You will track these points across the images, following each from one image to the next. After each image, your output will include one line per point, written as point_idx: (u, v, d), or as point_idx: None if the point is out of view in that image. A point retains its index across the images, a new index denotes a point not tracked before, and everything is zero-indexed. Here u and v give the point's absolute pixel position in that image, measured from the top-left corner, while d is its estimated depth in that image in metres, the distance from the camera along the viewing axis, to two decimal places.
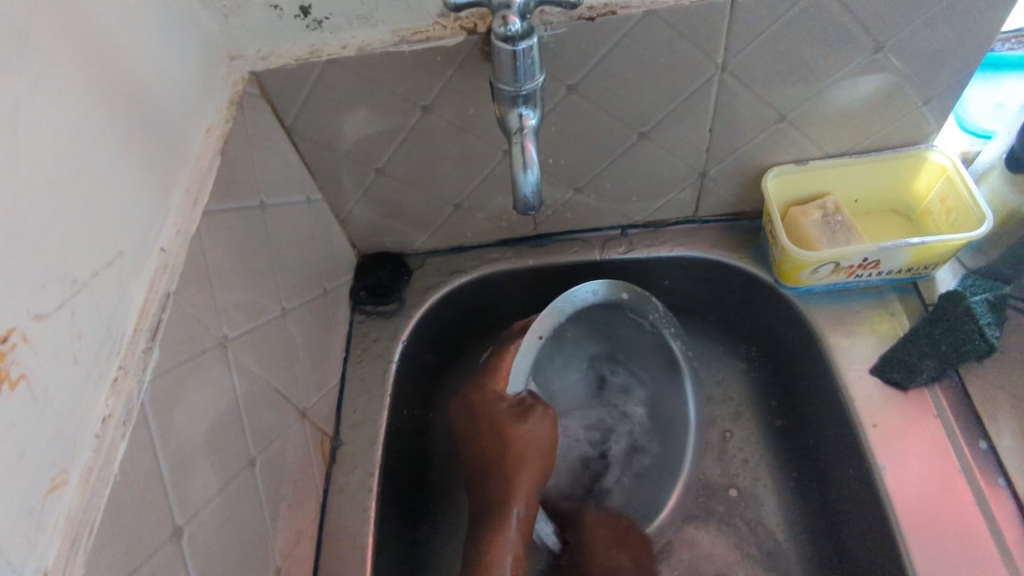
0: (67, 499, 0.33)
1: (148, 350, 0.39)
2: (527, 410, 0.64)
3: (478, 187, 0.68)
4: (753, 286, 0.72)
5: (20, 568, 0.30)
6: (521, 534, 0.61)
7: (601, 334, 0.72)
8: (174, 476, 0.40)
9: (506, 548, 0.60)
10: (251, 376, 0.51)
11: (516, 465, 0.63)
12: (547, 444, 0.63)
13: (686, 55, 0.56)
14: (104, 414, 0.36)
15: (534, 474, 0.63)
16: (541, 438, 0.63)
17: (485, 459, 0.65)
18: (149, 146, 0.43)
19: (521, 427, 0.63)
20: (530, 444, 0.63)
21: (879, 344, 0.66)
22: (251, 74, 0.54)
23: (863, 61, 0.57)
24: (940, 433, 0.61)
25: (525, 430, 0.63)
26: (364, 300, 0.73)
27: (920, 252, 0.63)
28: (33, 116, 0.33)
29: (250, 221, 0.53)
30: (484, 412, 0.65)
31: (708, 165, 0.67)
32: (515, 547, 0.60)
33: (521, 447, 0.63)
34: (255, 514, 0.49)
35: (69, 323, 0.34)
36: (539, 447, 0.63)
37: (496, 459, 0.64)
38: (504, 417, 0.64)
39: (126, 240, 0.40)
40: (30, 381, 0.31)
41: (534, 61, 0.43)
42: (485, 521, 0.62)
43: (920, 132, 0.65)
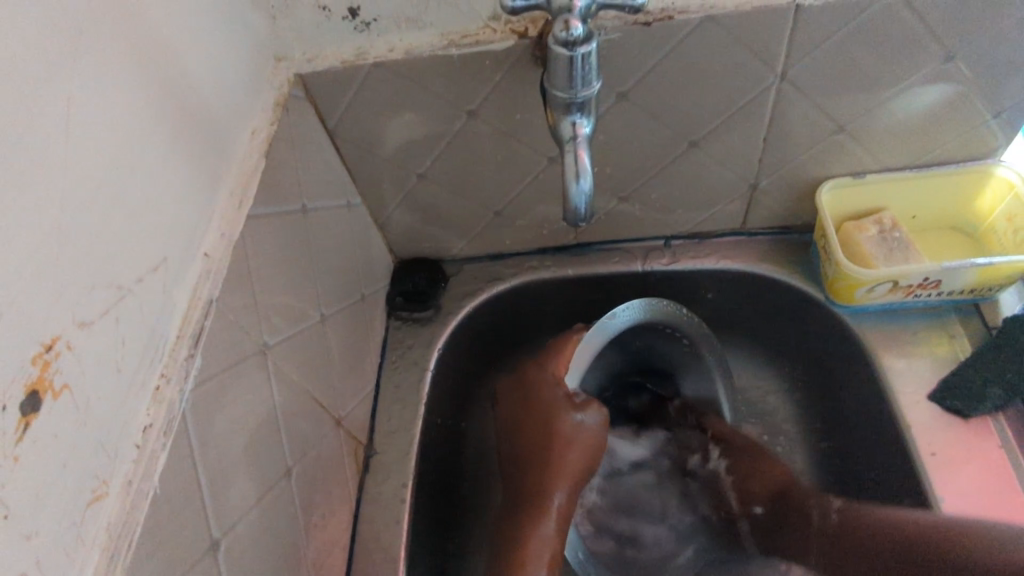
0: (106, 511, 0.32)
1: (189, 358, 0.38)
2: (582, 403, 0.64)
3: (520, 195, 0.66)
4: (802, 302, 0.69)
5: None
6: (560, 524, 0.60)
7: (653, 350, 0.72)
8: (212, 488, 0.39)
9: (546, 544, 0.59)
10: (290, 384, 0.50)
11: (561, 452, 0.63)
12: (595, 436, 0.64)
13: (743, 62, 0.53)
14: (144, 423, 0.35)
15: (574, 462, 0.63)
16: (591, 430, 0.63)
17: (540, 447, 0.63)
18: (196, 149, 0.42)
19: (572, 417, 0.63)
20: (579, 434, 0.63)
21: (938, 369, 0.62)
22: (297, 77, 0.53)
23: (932, 71, 0.55)
24: (1003, 463, 0.58)
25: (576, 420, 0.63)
26: (400, 306, 0.72)
27: (985, 273, 0.59)
28: (84, 114, 0.32)
29: (291, 224, 0.52)
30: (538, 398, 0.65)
31: (760, 177, 0.65)
32: (555, 541, 0.59)
33: (569, 437, 0.63)
34: (289, 525, 0.48)
35: (114, 329, 0.33)
36: (588, 434, 0.63)
37: (540, 441, 0.63)
38: (557, 406, 0.64)
39: (171, 244, 0.39)
40: (72, 391, 0.30)
41: (591, 67, 0.42)
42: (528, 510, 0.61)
43: (988, 146, 0.62)
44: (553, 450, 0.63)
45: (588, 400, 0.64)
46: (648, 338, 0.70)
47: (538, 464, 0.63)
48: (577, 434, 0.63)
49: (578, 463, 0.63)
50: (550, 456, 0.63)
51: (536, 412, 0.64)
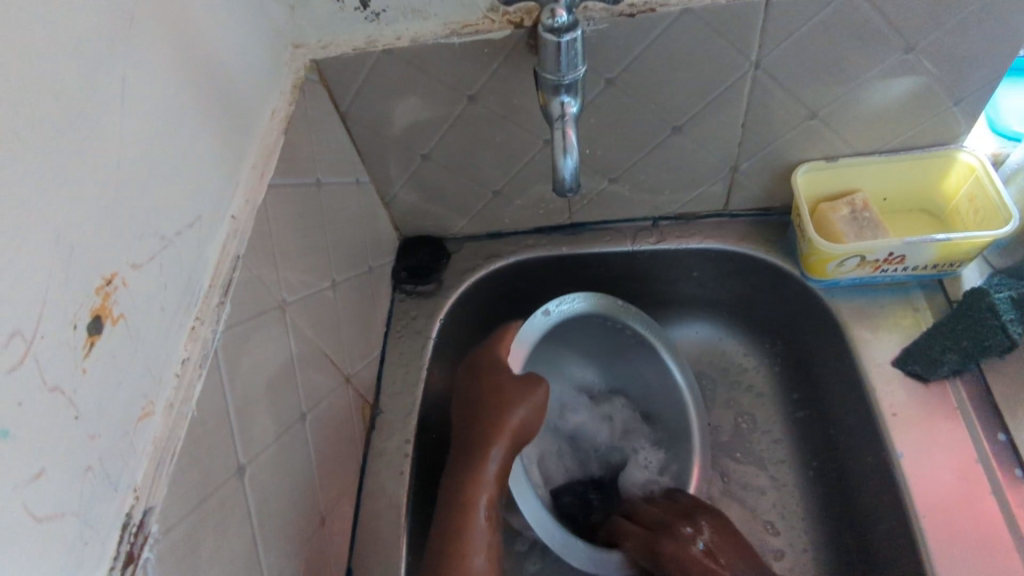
0: (153, 428, 0.37)
1: (220, 304, 0.43)
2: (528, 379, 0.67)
3: (516, 175, 0.71)
4: (780, 278, 0.74)
5: (115, 482, 0.34)
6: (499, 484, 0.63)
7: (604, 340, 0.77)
8: (240, 419, 0.44)
9: (481, 518, 0.61)
10: (305, 340, 0.55)
11: (497, 412, 0.64)
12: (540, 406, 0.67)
13: (720, 52, 0.58)
14: (183, 357, 0.40)
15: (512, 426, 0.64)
16: (536, 402, 0.66)
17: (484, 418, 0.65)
18: (224, 123, 0.47)
19: (518, 395, 0.65)
20: (517, 398, 0.65)
21: (903, 338, 0.67)
22: (313, 62, 0.58)
23: (893, 61, 0.59)
24: (959, 424, 0.63)
25: (518, 399, 0.65)
26: (405, 280, 0.77)
27: (945, 248, 0.64)
28: (134, 86, 0.37)
29: (306, 196, 0.58)
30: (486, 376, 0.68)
31: (740, 160, 0.70)
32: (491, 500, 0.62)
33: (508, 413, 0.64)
34: (304, 465, 0.53)
35: (159, 274, 0.38)
36: (527, 399, 0.65)
37: (481, 410, 0.65)
38: (504, 383, 0.67)
39: (204, 206, 0.44)
40: (126, 321, 0.35)
41: (576, 52, 0.47)
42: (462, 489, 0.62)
43: (951, 133, 0.66)
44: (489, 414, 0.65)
45: (531, 374, 0.68)
46: (595, 328, 0.76)
47: (478, 431, 0.65)
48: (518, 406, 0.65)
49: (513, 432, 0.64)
50: (490, 421, 0.65)
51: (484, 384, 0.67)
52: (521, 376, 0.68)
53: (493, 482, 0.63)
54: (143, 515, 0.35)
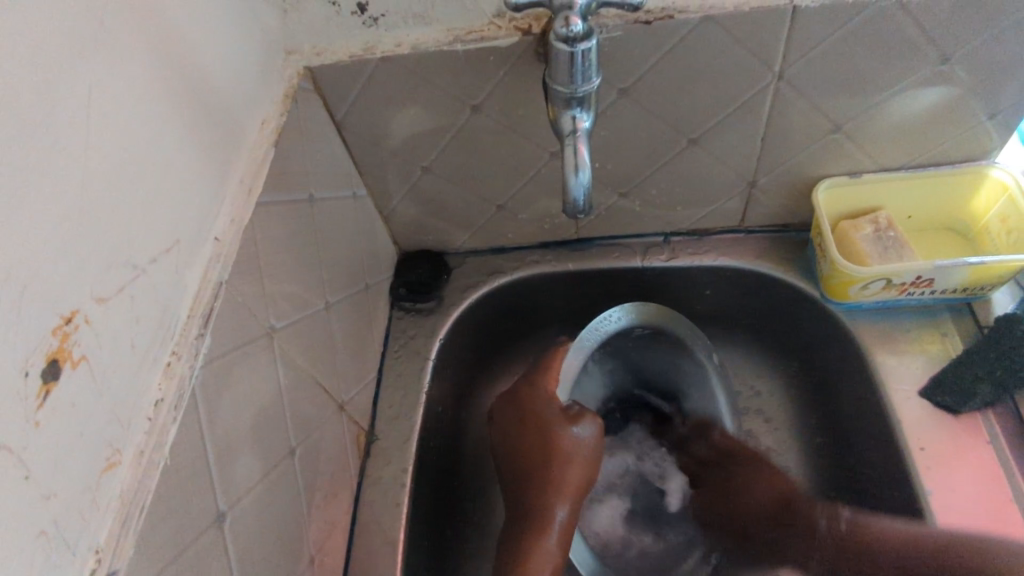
0: (119, 480, 0.33)
1: (199, 337, 0.40)
2: (577, 417, 0.65)
3: (522, 189, 0.67)
4: (797, 299, 0.71)
5: (73, 545, 0.30)
6: (563, 539, 0.60)
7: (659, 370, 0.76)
8: (219, 461, 0.40)
9: (548, 555, 0.59)
10: (295, 368, 0.51)
11: (559, 467, 0.62)
12: (593, 449, 0.64)
13: (742, 62, 0.55)
14: (156, 397, 0.36)
15: (574, 477, 0.62)
16: (589, 442, 0.63)
17: (540, 463, 0.63)
18: (208, 138, 0.44)
19: (568, 432, 0.63)
20: (579, 450, 0.63)
21: (929, 365, 0.64)
22: (306, 69, 0.55)
23: (925, 72, 0.56)
24: (992, 461, 0.59)
25: (574, 434, 0.63)
26: (403, 297, 0.73)
27: (977, 272, 0.60)
28: (103, 98, 0.34)
29: (297, 212, 0.54)
30: (530, 408, 0.66)
31: (757, 175, 0.66)
32: (556, 553, 0.59)
33: (568, 449, 0.63)
34: (291, 503, 0.49)
35: (129, 307, 0.35)
36: (587, 449, 0.63)
37: (539, 462, 0.63)
38: (553, 420, 0.64)
39: (183, 228, 0.40)
40: (89, 363, 0.32)
41: (591, 63, 0.43)
42: (528, 531, 0.61)
43: (982, 148, 0.63)
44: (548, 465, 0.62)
45: (581, 412, 0.65)
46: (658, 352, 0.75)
47: (536, 483, 0.63)
48: (574, 448, 0.63)
49: (577, 479, 0.62)
50: (549, 473, 0.62)
51: (535, 434, 0.64)
52: (569, 415, 0.65)
53: (558, 533, 0.60)
54: None
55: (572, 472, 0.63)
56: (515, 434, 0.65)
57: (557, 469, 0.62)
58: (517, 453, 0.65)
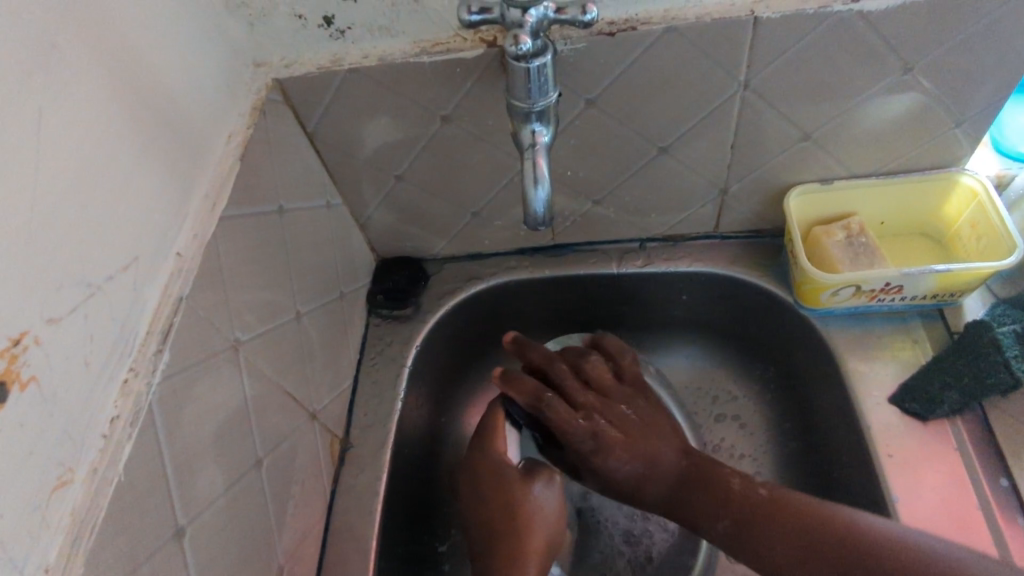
0: (71, 498, 0.34)
1: (158, 353, 0.40)
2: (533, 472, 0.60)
3: (496, 196, 0.68)
4: (771, 304, 0.71)
5: (22, 564, 0.31)
6: None
7: None
8: (179, 475, 0.41)
9: None
10: (263, 379, 0.52)
11: (524, 532, 0.58)
12: (558, 512, 0.60)
13: (709, 72, 0.55)
14: (112, 414, 0.37)
15: (541, 546, 0.58)
16: (553, 506, 0.59)
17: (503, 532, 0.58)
18: (170, 153, 0.44)
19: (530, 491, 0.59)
20: (540, 511, 0.59)
21: (900, 371, 0.64)
22: (275, 81, 0.55)
23: (891, 81, 0.56)
24: (959, 465, 0.59)
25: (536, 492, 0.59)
26: (381, 304, 0.74)
27: (945, 278, 0.60)
28: (54, 120, 0.34)
29: (265, 224, 0.54)
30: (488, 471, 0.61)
31: (729, 181, 0.66)
32: None
33: (532, 507, 0.58)
34: (258, 514, 0.49)
35: (83, 326, 0.35)
36: (552, 509, 0.59)
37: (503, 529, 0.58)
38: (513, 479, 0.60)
39: (143, 245, 0.41)
40: (39, 383, 0.32)
41: (547, 78, 0.43)
42: None
43: (952, 155, 0.63)
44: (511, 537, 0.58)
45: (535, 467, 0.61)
46: None
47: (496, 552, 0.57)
48: (534, 513, 0.58)
49: (539, 546, 0.58)
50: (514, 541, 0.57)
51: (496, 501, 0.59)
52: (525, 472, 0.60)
53: None
54: None
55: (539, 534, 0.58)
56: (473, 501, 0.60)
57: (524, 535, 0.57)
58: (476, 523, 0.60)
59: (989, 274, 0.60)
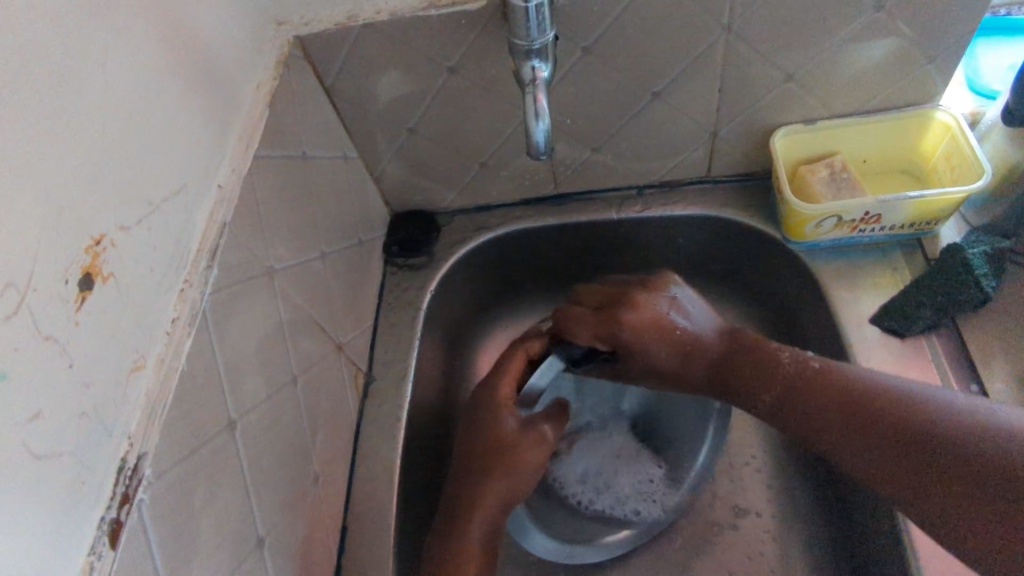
0: (144, 381, 0.39)
1: (207, 268, 0.46)
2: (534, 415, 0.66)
3: (501, 146, 0.73)
4: (761, 242, 0.76)
5: (109, 428, 0.37)
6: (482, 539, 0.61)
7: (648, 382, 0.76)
8: (229, 375, 0.47)
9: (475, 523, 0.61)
10: (294, 306, 0.58)
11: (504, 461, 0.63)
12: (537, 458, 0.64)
13: (695, 17, 0.59)
14: (173, 316, 0.42)
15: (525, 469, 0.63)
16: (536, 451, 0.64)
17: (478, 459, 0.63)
18: (210, 97, 0.49)
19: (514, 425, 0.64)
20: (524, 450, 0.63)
21: (881, 297, 0.69)
22: (296, 38, 0.60)
23: (864, 20, 0.60)
24: (933, 377, 0.63)
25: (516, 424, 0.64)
26: (396, 254, 0.79)
27: (920, 206, 0.65)
28: (117, 57, 0.39)
29: (291, 168, 0.59)
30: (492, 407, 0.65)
31: (719, 125, 0.71)
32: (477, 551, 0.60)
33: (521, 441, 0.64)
34: (294, 425, 0.55)
35: (146, 237, 0.41)
36: (535, 453, 0.64)
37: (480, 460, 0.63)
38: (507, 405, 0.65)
39: (190, 174, 0.46)
40: (116, 279, 0.38)
41: (545, 17, 0.48)
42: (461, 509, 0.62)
43: (927, 92, 0.67)
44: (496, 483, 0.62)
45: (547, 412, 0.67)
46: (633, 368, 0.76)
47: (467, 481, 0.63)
48: (519, 450, 0.63)
49: (502, 486, 0.63)
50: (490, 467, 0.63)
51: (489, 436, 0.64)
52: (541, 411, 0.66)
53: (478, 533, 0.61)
54: (136, 459, 0.38)
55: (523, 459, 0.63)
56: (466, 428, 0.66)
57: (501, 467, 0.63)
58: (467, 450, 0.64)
59: (961, 200, 0.64)
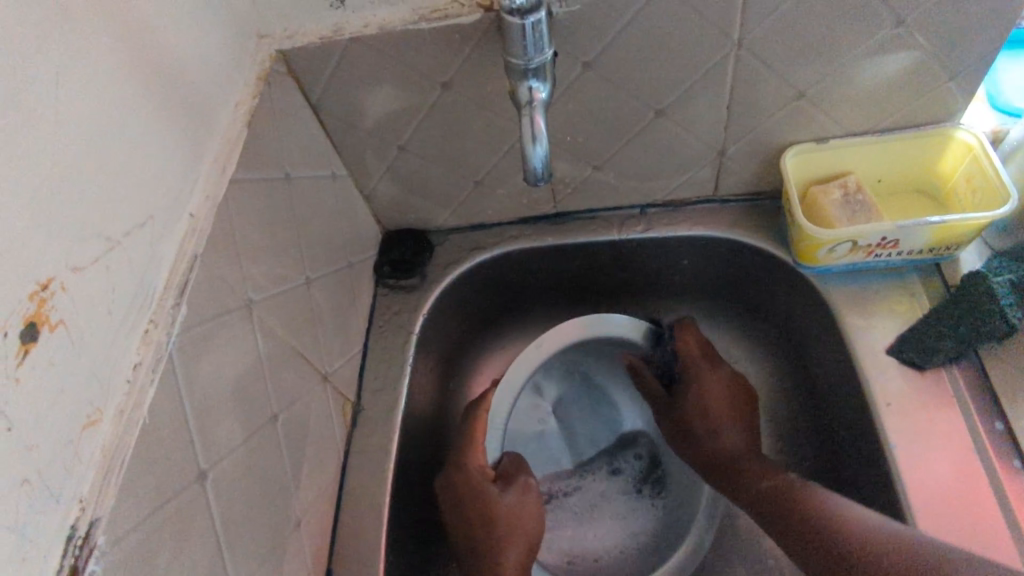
0: (101, 436, 0.36)
1: (176, 306, 0.42)
2: (508, 480, 0.66)
3: (497, 164, 0.69)
4: (770, 264, 0.72)
5: (58, 494, 0.33)
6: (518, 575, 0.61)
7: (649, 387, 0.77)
8: (199, 422, 0.43)
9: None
10: (275, 339, 0.54)
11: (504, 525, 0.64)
12: (536, 508, 0.66)
13: (704, 32, 0.56)
14: (135, 362, 0.39)
15: (523, 530, 0.64)
16: (531, 501, 0.65)
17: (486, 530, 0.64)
18: (181, 119, 0.46)
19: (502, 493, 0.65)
20: (519, 510, 0.65)
21: (898, 326, 0.65)
22: (279, 53, 0.56)
23: (883, 36, 0.56)
24: (955, 413, 0.60)
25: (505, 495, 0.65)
26: (388, 275, 0.76)
27: (940, 231, 0.61)
28: (73, 79, 0.36)
29: (273, 191, 0.56)
30: (471, 493, 0.65)
31: (727, 143, 0.67)
32: None
33: (508, 505, 0.65)
34: (274, 468, 0.52)
35: (104, 276, 0.37)
36: (530, 504, 0.65)
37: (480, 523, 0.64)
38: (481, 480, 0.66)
39: (157, 204, 0.43)
40: (66, 327, 0.34)
41: (542, 33, 0.45)
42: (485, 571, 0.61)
43: (948, 110, 0.63)
44: (497, 534, 0.63)
45: (508, 474, 0.67)
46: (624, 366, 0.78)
47: (479, 546, 0.63)
48: (512, 513, 0.64)
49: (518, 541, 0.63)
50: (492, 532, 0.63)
51: (476, 503, 0.65)
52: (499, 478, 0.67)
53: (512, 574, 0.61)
54: (88, 526, 0.34)
55: (518, 515, 0.64)
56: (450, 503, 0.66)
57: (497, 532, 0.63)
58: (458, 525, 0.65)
59: (985, 224, 0.61)
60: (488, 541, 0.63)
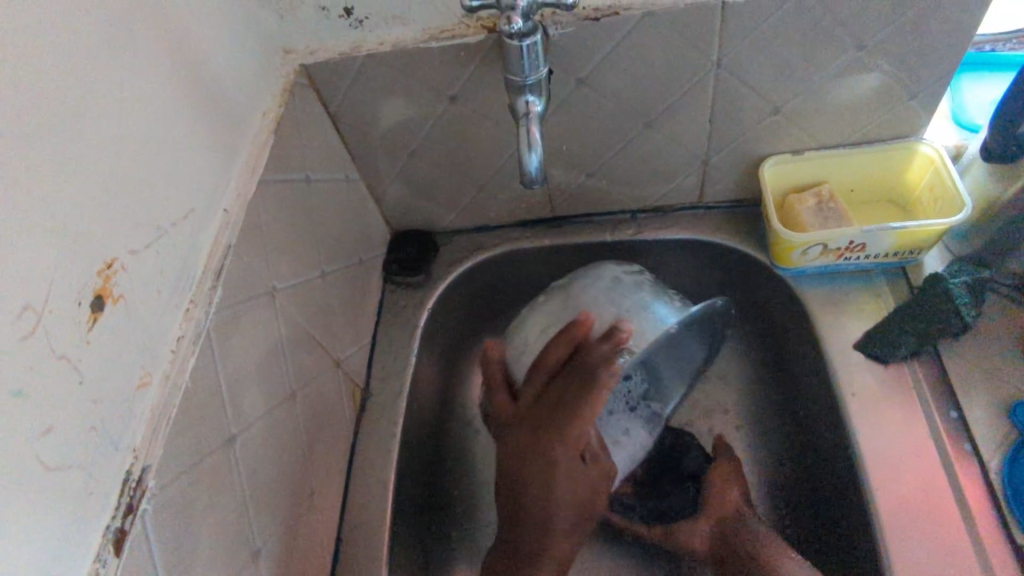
0: (150, 397, 0.42)
1: (212, 288, 0.48)
2: (593, 457, 0.61)
3: (499, 171, 0.75)
4: (750, 267, 0.78)
5: (116, 442, 0.39)
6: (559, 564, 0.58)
7: (686, 342, 0.81)
8: (230, 393, 0.49)
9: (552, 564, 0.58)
10: (295, 324, 0.60)
11: (574, 507, 0.59)
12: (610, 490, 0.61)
13: (686, 53, 0.62)
14: (179, 335, 0.45)
15: (588, 519, 0.60)
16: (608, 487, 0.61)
17: (552, 508, 0.58)
18: (219, 125, 0.52)
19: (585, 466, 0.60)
20: (597, 496, 0.60)
21: (866, 323, 0.70)
22: (302, 67, 0.62)
23: (848, 59, 0.62)
24: (913, 401, 0.65)
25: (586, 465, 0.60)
26: (395, 272, 0.81)
27: (902, 236, 0.67)
28: (133, 91, 0.42)
29: (295, 191, 0.62)
30: (540, 454, 0.58)
31: (710, 153, 0.73)
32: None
33: (588, 485, 0.59)
34: (292, 439, 0.57)
35: (155, 259, 0.43)
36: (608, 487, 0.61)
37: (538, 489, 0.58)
38: (556, 433, 0.57)
39: (198, 200, 0.48)
40: (126, 301, 0.40)
41: (538, 55, 0.51)
42: (529, 547, 0.58)
43: (911, 126, 0.69)
44: (560, 509, 0.58)
45: (598, 455, 0.61)
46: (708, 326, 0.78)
47: (533, 521, 0.58)
48: (590, 494, 0.60)
49: (577, 528, 0.59)
50: (557, 512, 0.58)
51: (543, 464, 0.58)
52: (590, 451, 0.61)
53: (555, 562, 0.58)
54: (140, 472, 0.40)
55: (593, 501, 0.60)
56: (518, 453, 0.59)
57: (562, 514, 0.58)
58: (517, 477, 0.59)
59: (943, 230, 0.66)
60: (545, 520, 0.58)
